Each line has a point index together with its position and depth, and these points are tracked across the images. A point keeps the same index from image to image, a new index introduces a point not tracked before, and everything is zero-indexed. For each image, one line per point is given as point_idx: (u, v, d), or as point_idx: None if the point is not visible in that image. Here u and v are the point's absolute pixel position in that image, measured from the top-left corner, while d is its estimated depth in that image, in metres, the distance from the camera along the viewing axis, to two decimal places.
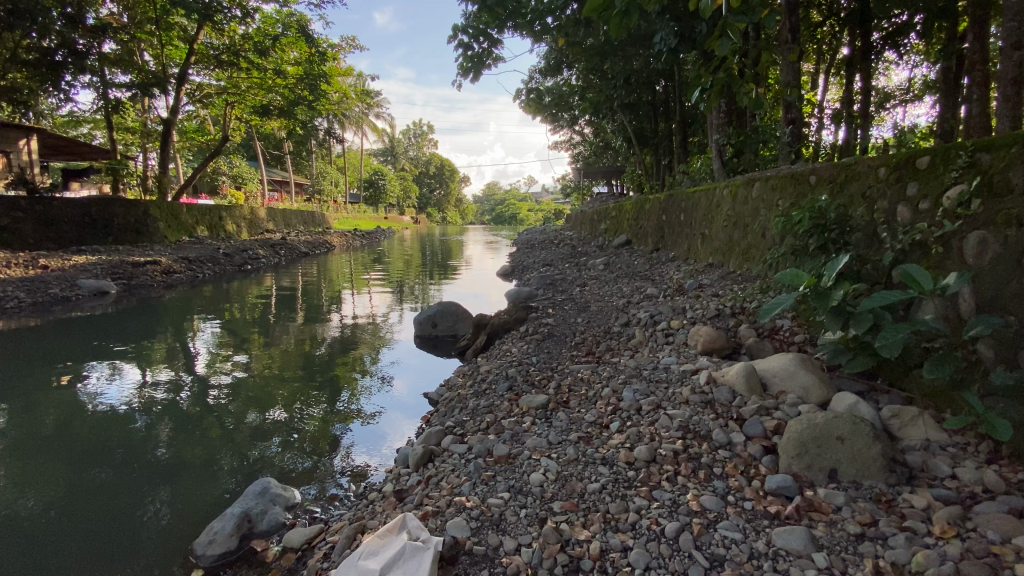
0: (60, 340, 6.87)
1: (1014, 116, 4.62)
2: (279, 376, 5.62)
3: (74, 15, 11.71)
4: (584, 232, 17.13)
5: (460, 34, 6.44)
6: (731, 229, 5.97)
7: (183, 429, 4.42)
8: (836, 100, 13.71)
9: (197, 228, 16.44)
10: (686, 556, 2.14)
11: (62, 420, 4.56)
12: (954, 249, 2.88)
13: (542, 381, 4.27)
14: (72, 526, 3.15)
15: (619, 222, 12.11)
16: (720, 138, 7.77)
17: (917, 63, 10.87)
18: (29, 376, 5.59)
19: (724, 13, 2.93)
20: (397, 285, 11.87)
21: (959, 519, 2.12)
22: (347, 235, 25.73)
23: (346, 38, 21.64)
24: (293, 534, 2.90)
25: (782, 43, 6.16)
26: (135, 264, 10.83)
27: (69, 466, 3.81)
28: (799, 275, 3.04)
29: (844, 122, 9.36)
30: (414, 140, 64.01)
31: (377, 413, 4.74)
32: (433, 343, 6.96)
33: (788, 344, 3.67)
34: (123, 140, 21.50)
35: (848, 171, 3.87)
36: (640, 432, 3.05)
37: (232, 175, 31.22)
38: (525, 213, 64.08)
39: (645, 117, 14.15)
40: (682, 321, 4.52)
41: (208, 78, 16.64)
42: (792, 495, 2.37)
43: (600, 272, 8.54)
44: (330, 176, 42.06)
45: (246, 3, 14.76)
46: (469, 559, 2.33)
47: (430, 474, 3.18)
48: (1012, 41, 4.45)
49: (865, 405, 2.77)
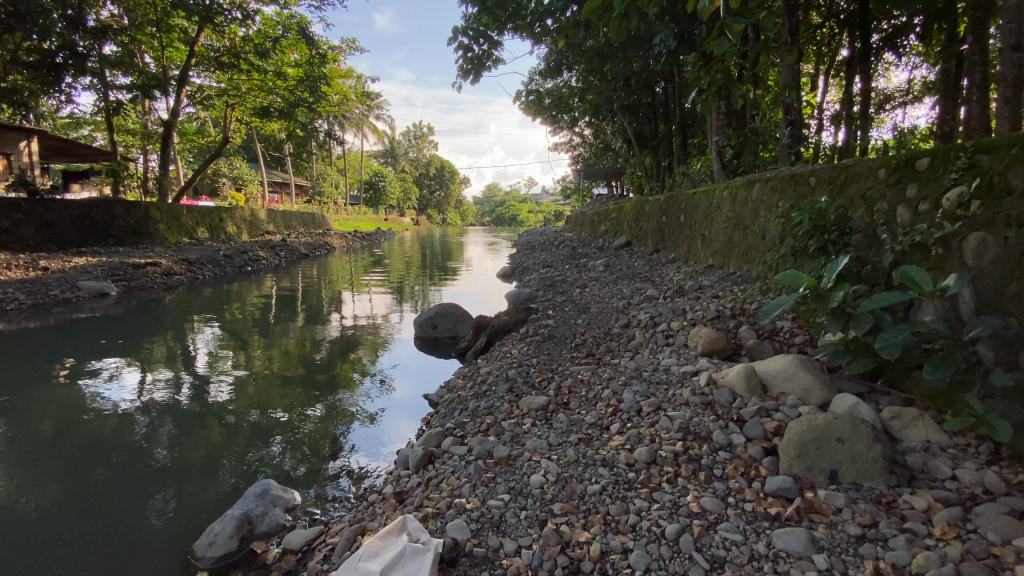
0: (61, 341, 6.91)
1: (1014, 117, 4.62)
2: (279, 377, 5.65)
3: (75, 17, 11.55)
4: (584, 233, 17.14)
5: (460, 36, 6.48)
6: (731, 231, 5.97)
7: (183, 429, 4.45)
8: (837, 102, 13.71)
9: (197, 229, 16.46)
10: (686, 558, 2.14)
11: (62, 421, 4.58)
12: (954, 249, 2.88)
13: (543, 382, 4.28)
14: (72, 526, 3.16)
15: (619, 223, 12.13)
16: (720, 139, 7.81)
17: (917, 64, 10.85)
18: (31, 375, 5.66)
19: (722, 14, 2.95)
20: (397, 287, 11.88)
21: (959, 520, 2.12)
22: (347, 237, 25.74)
23: (347, 40, 21.67)
24: (293, 536, 2.89)
25: (782, 44, 6.16)
26: (136, 266, 10.88)
27: (69, 466, 3.83)
28: (799, 276, 3.04)
29: (844, 123, 9.36)
30: (414, 142, 64.15)
31: (377, 414, 4.75)
32: (433, 344, 6.97)
33: (788, 346, 3.67)
34: (123, 142, 21.55)
35: (848, 173, 3.88)
36: (640, 433, 3.06)
37: (232, 176, 31.29)
38: (526, 214, 64.13)
39: (644, 119, 14.20)
40: (682, 322, 4.53)
41: (208, 80, 16.63)
42: (792, 496, 2.37)
43: (600, 273, 8.56)
44: (330, 178, 42.15)
45: (246, 6, 14.76)
46: (469, 561, 2.32)
47: (431, 476, 3.18)
48: (1011, 42, 4.46)
49: (864, 406, 2.77)
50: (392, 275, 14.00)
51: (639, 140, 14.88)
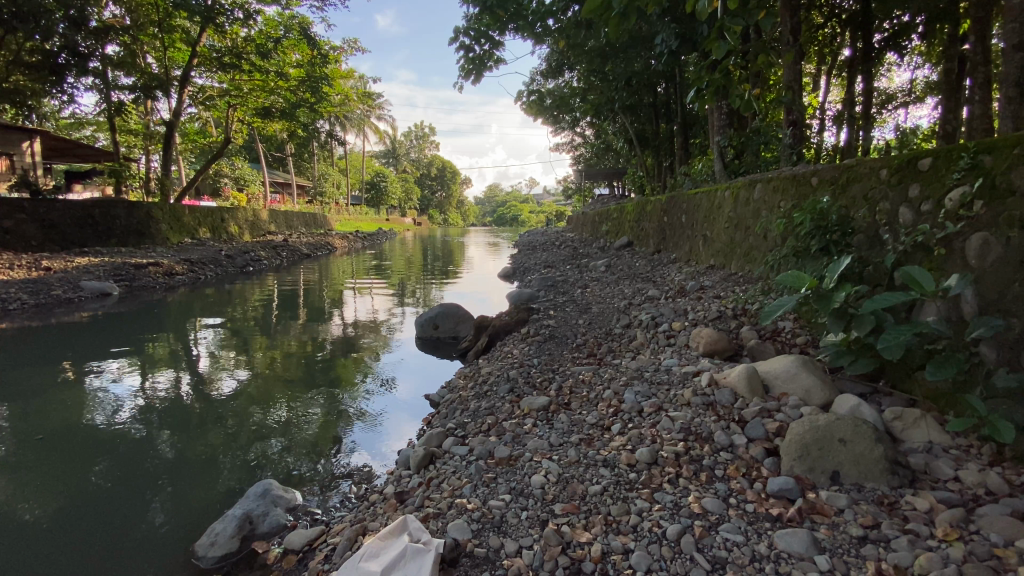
0: (63, 340, 6.96)
1: (1016, 117, 4.62)
2: (279, 376, 5.67)
3: (78, 18, 11.55)
4: (585, 234, 17.18)
5: (461, 36, 6.45)
6: (733, 230, 5.96)
7: (183, 428, 4.49)
8: (839, 102, 13.69)
9: (199, 229, 16.48)
10: (688, 558, 2.14)
11: (64, 420, 4.62)
12: (957, 250, 2.86)
13: (544, 382, 4.29)
14: (74, 523, 3.19)
15: (620, 225, 12.17)
16: (721, 139, 7.87)
17: (919, 65, 10.81)
18: (32, 374, 5.69)
19: (720, 14, 2.94)
20: (399, 287, 11.90)
21: (962, 521, 2.11)
22: (348, 237, 25.80)
23: (349, 42, 21.64)
24: (293, 536, 2.89)
25: (784, 44, 6.20)
26: (138, 266, 10.95)
27: (67, 465, 3.86)
28: (800, 277, 3.03)
29: (846, 123, 9.32)
30: (416, 142, 64.54)
31: (378, 414, 4.76)
32: (434, 345, 6.98)
33: (791, 347, 3.65)
34: (125, 142, 21.60)
35: (849, 173, 3.88)
36: (642, 434, 3.05)
37: (234, 176, 31.31)
38: (527, 215, 64.16)
39: (646, 119, 14.20)
40: (683, 322, 4.54)
41: (211, 80, 16.47)
42: (794, 497, 2.36)
43: (601, 273, 8.55)
44: (331, 179, 42.30)
45: (248, 6, 14.79)
46: (469, 561, 2.32)
47: (431, 476, 3.17)
48: (1013, 42, 4.43)
49: (866, 407, 2.76)
50: (393, 275, 14.06)
51: (640, 140, 14.92)
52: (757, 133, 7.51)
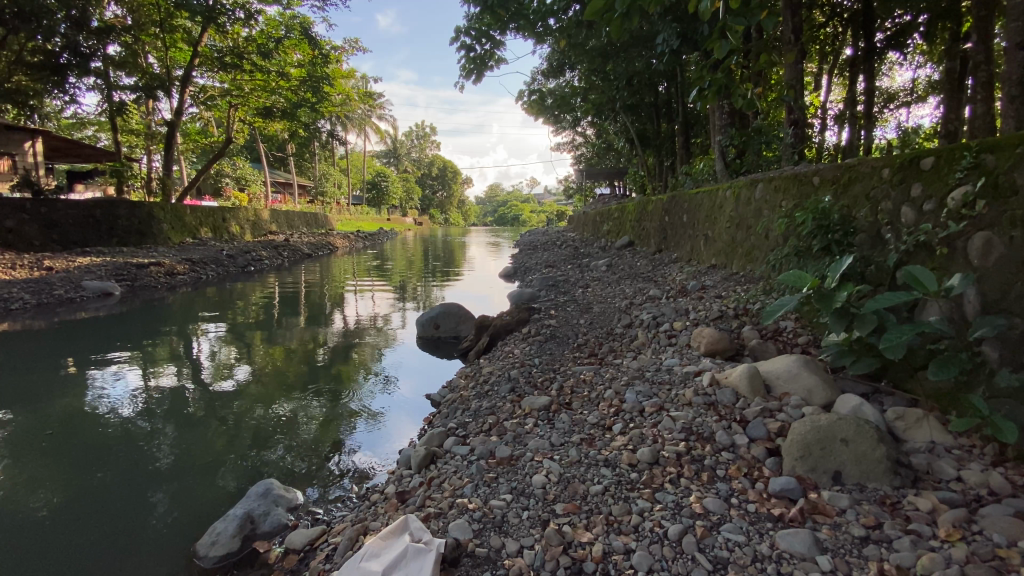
0: (65, 339, 6.98)
1: (1018, 116, 4.60)
2: (280, 376, 5.67)
3: (79, 18, 11.56)
4: (586, 234, 17.15)
5: (462, 36, 6.42)
6: (734, 229, 5.96)
7: (185, 427, 4.49)
8: (840, 102, 13.65)
9: (200, 229, 16.48)
10: (689, 559, 2.13)
11: (66, 419, 4.63)
12: (960, 249, 2.86)
13: (545, 382, 4.29)
14: (75, 523, 3.19)
15: (621, 224, 12.15)
16: (723, 138, 7.86)
17: (921, 64, 10.78)
18: (34, 374, 5.70)
19: (722, 15, 2.91)
20: (400, 287, 11.89)
21: (964, 522, 2.10)
22: (349, 237, 25.81)
23: (350, 41, 21.66)
24: (295, 536, 2.89)
25: (785, 43, 6.19)
26: (139, 265, 10.96)
27: (68, 464, 3.87)
28: (802, 276, 3.03)
29: (847, 122, 9.30)
30: (417, 142, 64.58)
31: (379, 414, 4.75)
32: (435, 345, 6.97)
33: (792, 346, 3.65)
34: (127, 142, 21.62)
35: (851, 172, 3.87)
36: (643, 434, 3.04)
37: (236, 176, 31.34)
38: (528, 215, 64.15)
39: (647, 119, 14.19)
40: (685, 322, 4.54)
41: (212, 80, 16.49)
42: (795, 498, 2.36)
43: (603, 273, 8.54)
44: (333, 179, 42.32)
45: (249, 6, 14.80)
46: (471, 561, 2.32)
47: (433, 475, 3.17)
48: (1015, 41, 4.41)
49: (868, 406, 2.75)
50: (393, 274, 14.06)
51: (641, 139, 14.90)
52: (758, 132, 7.50)
